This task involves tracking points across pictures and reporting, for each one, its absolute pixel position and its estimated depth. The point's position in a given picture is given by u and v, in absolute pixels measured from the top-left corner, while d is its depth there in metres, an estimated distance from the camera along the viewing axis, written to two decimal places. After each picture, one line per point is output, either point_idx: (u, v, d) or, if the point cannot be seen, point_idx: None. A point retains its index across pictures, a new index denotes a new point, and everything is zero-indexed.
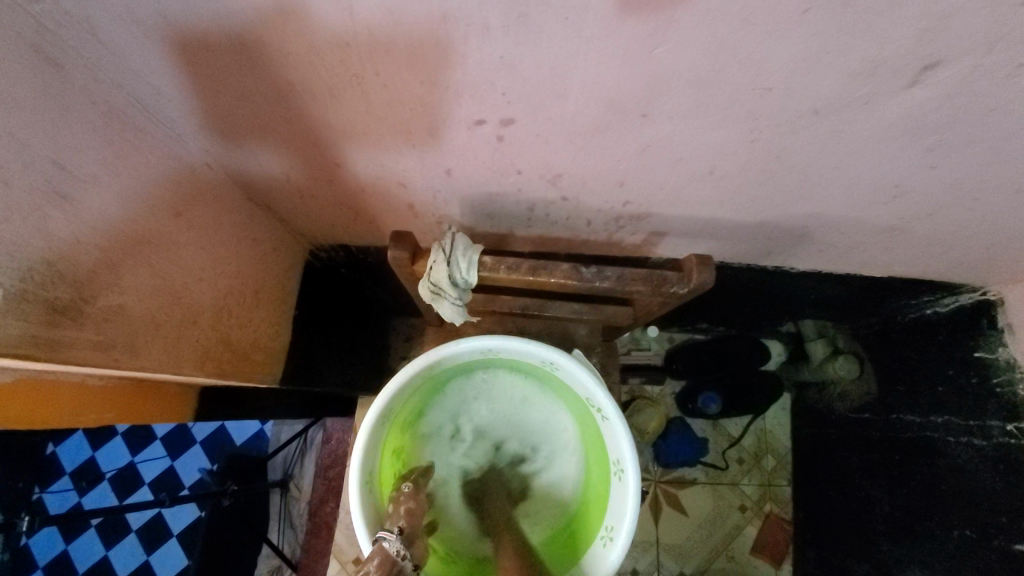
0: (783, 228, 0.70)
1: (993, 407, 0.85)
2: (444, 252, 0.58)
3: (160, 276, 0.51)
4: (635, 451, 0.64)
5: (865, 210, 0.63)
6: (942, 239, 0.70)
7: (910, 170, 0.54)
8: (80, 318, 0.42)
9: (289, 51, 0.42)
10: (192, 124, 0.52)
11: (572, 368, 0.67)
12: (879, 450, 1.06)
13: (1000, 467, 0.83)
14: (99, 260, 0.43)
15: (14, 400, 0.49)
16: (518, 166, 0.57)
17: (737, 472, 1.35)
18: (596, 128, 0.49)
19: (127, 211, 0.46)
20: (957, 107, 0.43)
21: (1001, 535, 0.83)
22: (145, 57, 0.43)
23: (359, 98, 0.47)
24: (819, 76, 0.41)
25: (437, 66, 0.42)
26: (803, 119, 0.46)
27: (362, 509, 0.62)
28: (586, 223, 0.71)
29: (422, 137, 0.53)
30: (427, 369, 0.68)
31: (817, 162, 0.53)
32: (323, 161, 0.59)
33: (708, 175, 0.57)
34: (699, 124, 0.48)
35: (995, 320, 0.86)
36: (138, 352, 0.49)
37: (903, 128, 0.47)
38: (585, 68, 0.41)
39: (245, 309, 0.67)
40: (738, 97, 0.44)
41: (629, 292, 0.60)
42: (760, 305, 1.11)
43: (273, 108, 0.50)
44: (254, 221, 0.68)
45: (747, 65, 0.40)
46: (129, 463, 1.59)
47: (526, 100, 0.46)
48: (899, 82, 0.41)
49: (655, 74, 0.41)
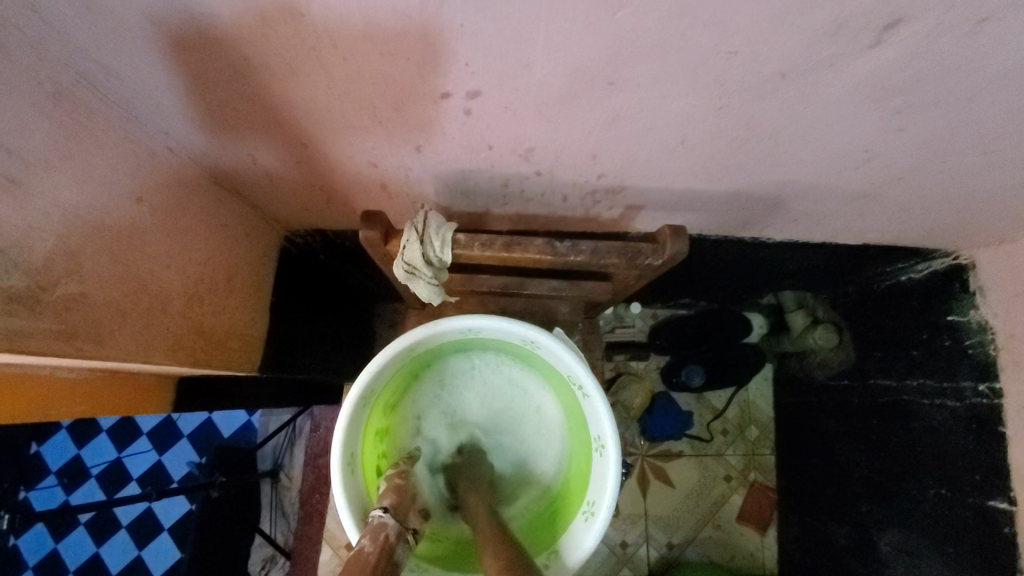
0: (757, 198, 0.71)
1: (966, 367, 0.86)
2: (416, 230, 0.57)
3: (122, 262, 0.49)
4: (615, 427, 0.65)
5: (837, 176, 0.63)
6: (913, 204, 0.70)
7: (879, 134, 0.54)
8: (37, 306, 0.41)
9: (240, 23, 0.40)
10: (149, 105, 0.50)
11: (552, 346, 0.67)
12: (858, 415, 1.08)
13: (974, 427, 0.84)
14: (53, 247, 0.42)
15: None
16: (488, 141, 0.57)
17: (721, 444, 1.38)
18: (564, 98, 0.49)
19: (83, 196, 0.45)
20: (921, 66, 0.43)
21: (976, 493, 0.83)
22: (89, 33, 0.41)
23: (319, 71, 0.46)
24: (783, 38, 0.40)
25: (396, 36, 0.41)
26: (770, 83, 0.46)
27: (344, 493, 0.62)
28: (562, 198, 0.71)
29: (387, 112, 0.51)
30: (406, 351, 0.67)
31: (787, 128, 0.53)
32: (289, 141, 0.57)
33: (679, 144, 0.57)
34: (666, 91, 0.47)
35: (966, 283, 0.87)
36: (102, 341, 0.48)
37: (871, 90, 0.47)
38: (548, 35, 0.41)
39: (217, 297, 0.66)
40: (704, 62, 0.43)
41: (604, 266, 0.60)
42: (739, 278, 1.12)
43: (231, 85, 0.48)
44: (223, 207, 0.66)
45: (710, 28, 0.39)
46: (115, 460, 1.57)
47: (490, 70, 0.45)
48: (863, 42, 0.41)
49: (618, 40, 0.41)
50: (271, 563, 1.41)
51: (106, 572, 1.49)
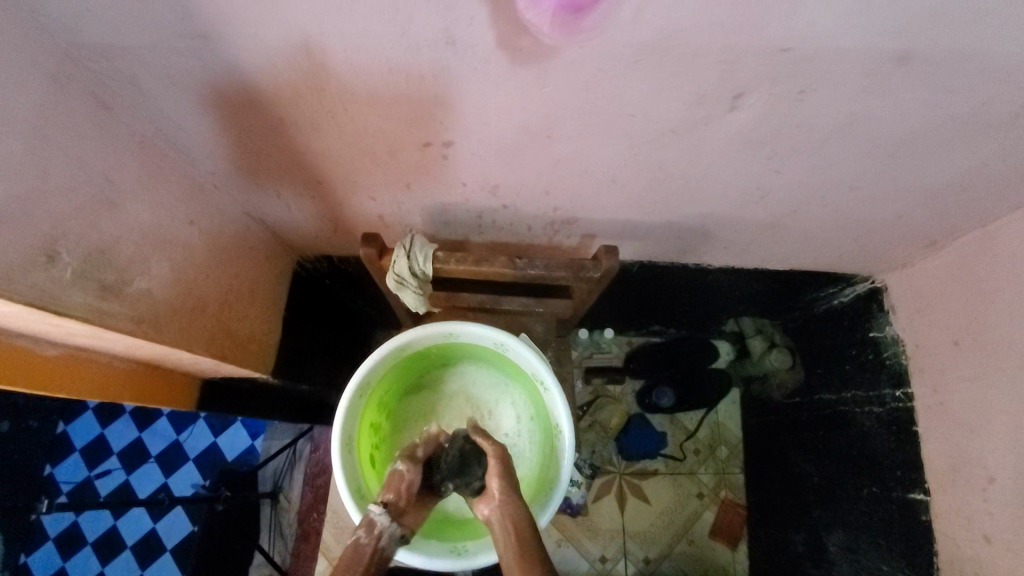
0: (688, 228, 0.86)
1: (886, 376, 0.98)
2: (404, 249, 0.72)
3: (176, 269, 0.64)
4: (569, 414, 0.78)
5: (744, 209, 0.79)
6: (816, 232, 0.85)
7: (763, 175, 0.69)
8: (120, 296, 0.55)
9: (279, 94, 0.57)
10: (202, 152, 0.67)
11: (519, 349, 0.81)
12: (808, 428, 1.19)
13: (894, 429, 0.96)
14: (134, 252, 0.57)
15: (69, 373, 0.63)
16: (462, 180, 0.73)
17: (694, 462, 1.47)
18: (516, 146, 0.65)
19: (154, 217, 0.60)
20: (772, 124, 0.59)
21: (900, 488, 0.93)
22: (170, 101, 0.58)
23: (333, 128, 0.62)
24: (664, 104, 0.57)
25: (390, 103, 0.57)
26: (666, 136, 0.62)
27: (342, 469, 0.74)
28: (527, 228, 0.86)
29: (384, 158, 0.68)
30: (397, 351, 0.81)
31: (691, 170, 0.69)
32: (308, 180, 0.73)
33: (612, 182, 0.72)
34: (591, 142, 0.64)
35: (882, 303, 1.01)
36: (160, 329, 0.62)
37: (743, 141, 0.63)
38: (497, 102, 0.57)
39: (243, 305, 0.80)
40: (613, 120, 0.59)
41: (556, 278, 0.75)
42: (696, 304, 1.26)
43: (267, 138, 0.64)
44: (251, 233, 0.82)
45: (611, 98, 0.56)
46: (124, 482, 1.67)
47: (458, 126, 0.61)
48: (723, 107, 0.57)
49: (549, 106, 0.57)
50: None
51: None
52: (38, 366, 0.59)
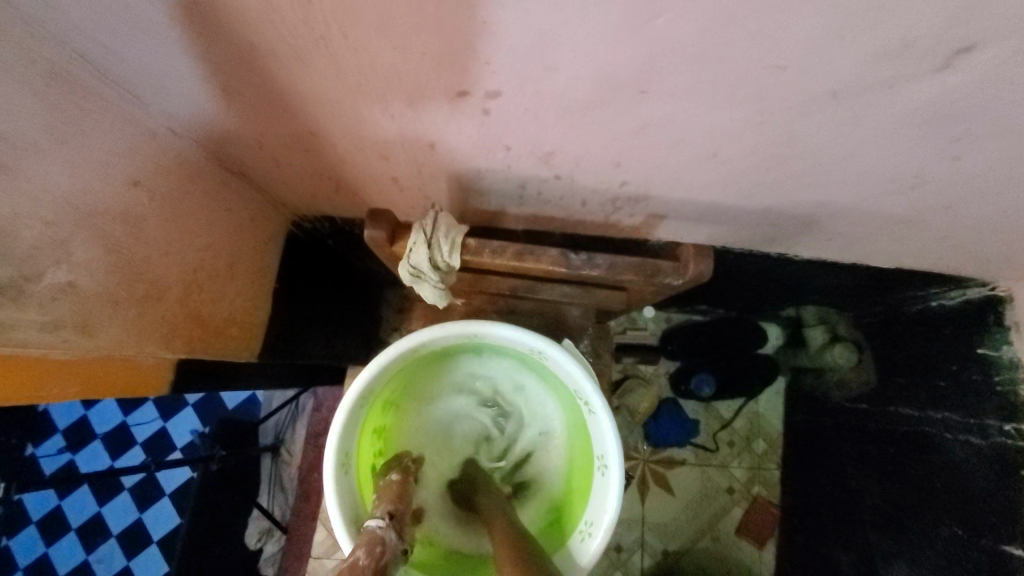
0: (789, 216, 0.66)
1: (993, 405, 0.82)
2: (424, 233, 0.54)
3: (116, 251, 0.47)
4: (620, 448, 0.62)
5: (878, 200, 0.59)
6: (958, 233, 0.66)
7: (932, 162, 0.49)
8: (22, 298, 0.39)
9: (243, 7, 0.37)
10: (150, 86, 0.48)
11: (561, 360, 0.64)
12: (874, 441, 1.04)
13: (996, 468, 0.80)
14: (41, 236, 0.40)
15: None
16: (506, 142, 0.53)
17: (726, 454, 1.33)
18: (590, 104, 0.45)
19: (74, 181, 0.42)
20: (987, 96, 0.39)
21: (990, 535, 0.79)
22: (86, 10, 0.38)
23: (327, 63, 0.43)
24: (840, 55, 0.36)
25: (412, 31, 0.38)
26: (819, 102, 0.42)
27: (335, 492, 0.60)
28: (581, 203, 0.67)
29: (400, 108, 0.48)
30: (410, 352, 0.65)
31: (831, 149, 0.49)
32: (297, 129, 0.54)
33: (711, 157, 0.53)
34: (701, 104, 0.44)
35: (1002, 316, 0.82)
36: (91, 331, 0.46)
37: (927, 117, 0.43)
38: (576, 38, 0.37)
39: (219, 284, 0.64)
40: (748, 75, 0.39)
41: (621, 281, 0.58)
42: (758, 292, 1.07)
43: (235, 72, 0.45)
44: (229, 192, 0.64)
45: (759, 40, 0.36)
46: (121, 424, 1.51)
47: (511, 71, 0.42)
48: (929, 64, 0.37)
49: (653, 48, 0.37)
50: (267, 535, 1.37)
51: (106, 534, 1.43)
52: (33, 364, 0.46)
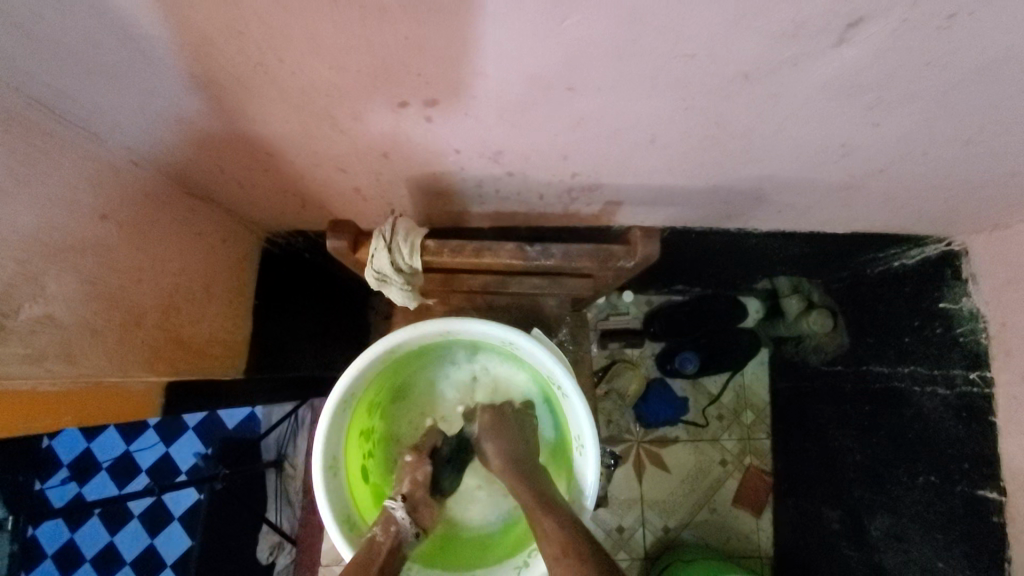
0: (738, 191, 0.69)
1: (957, 356, 0.85)
2: (384, 238, 0.57)
3: (89, 281, 0.50)
4: (594, 428, 0.64)
5: (816, 169, 0.62)
6: (900, 194, 0.69)
7: (855, 129, 0.52)
8: (3, 333, 0.42)
9: (183, 41, 0.39)
10: (109, 122, 0.50)
11: (531, 349, 0.66)
12: (851, 401, 1.08)
13: (964, 415, 0.84)
14: (16, 273, 0.42)
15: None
16: (455, 146, 0.56)
17: (717, 428, 1.36)
18: (525, 103, 0.48)
19: (41, 219, 0.45)
20: (887, 65, 0.42)
21: (965, 481, 0.83)
22: (37, 56, 0.40)
23: (270, 85, 0.45)
24: (743, 39, 0.39)
25: (344, 50, 0.40)
26: (736, 84, 0.45)
27: (326, 495, 0.63)
28: (539, 197, 0.70)
29: (348, 122, 0.51)
30: (386, 354, 0.68)
31: (759, 126, 0.52)
32: (255, 150, 0.56)
33: (650, 144, 0.56)
34: (629, 95, 0.47)
35: (959, 270, 0.85)
36: (72, 359, 0.49)
37: (840, 88, 0.45)
38: (497, 44, 0.40)
39: (197, 305, 0.67)
40: (663, 65, 0.42)
41: (578, 268, 0.61)
42: (731, 268, 1.09)
43: (185, 102, 0.47)
44: (198, 215, 0.66)
45: (666, 33, 0.38)
46: (125, 453, 1.51)
47: (445, 80, 0.44)
48: (826, 41, 0.39)
49: (570, 48, 0.40)
50: (278, 548, 1.40)
51: (121, 562, 1.45)
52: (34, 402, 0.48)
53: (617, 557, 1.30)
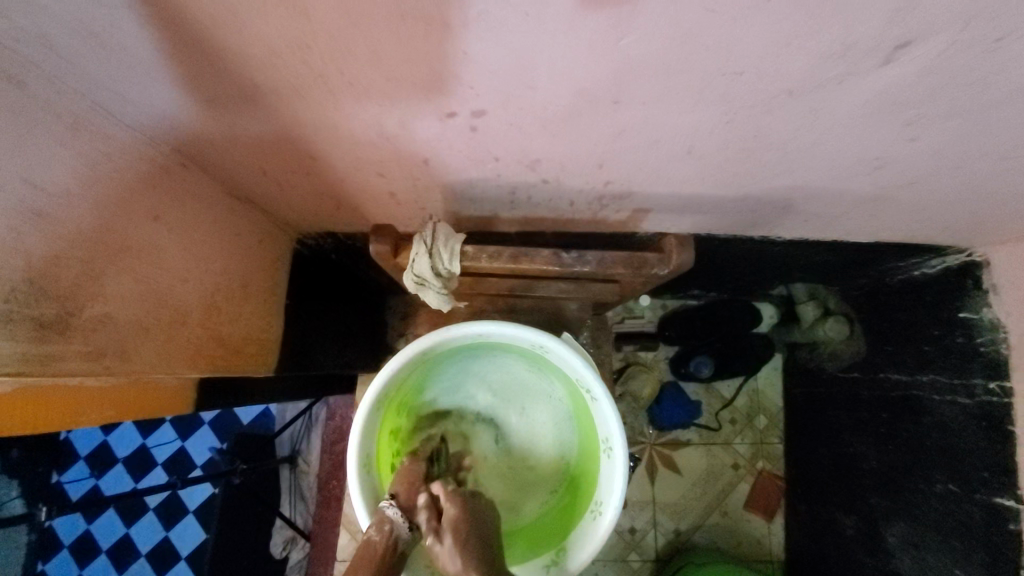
0: (766, 201, 0.70)
1: (977, 365, 0.85)
2: (425, 243, 0.58)
3: (142, 280, 0.51)
4: (623, 431, 0.65)
5: (846, 181, 0.63)
6: (928, 206, 0.69)
7: (890, 144, 0.53)
8: (67, 330, 0.43)
9: (248, 54, 0.41)
10: (163, 126, 0.51)
11: (562, 352, 0.67)
12: (868, 408, 1.08)
13: (984, 424, 0.84)
14: (80, 273, 0.44)
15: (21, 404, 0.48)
16: (495, 154, 0.57)
17: (730, 432, 1.37)
18: (570, 115, 0.49)
19: (102, 221, 0.46)
20: (929, 84, 0.43)
21: (984, 490, 0.83)
22: (106, 64, 0.42)
23: (326, 95, 0.46)
24: (792, 58, 0.40)
25: (401, 62, 0.41)
26: (779, 100, 0.46)
27: (361, 493, 0.64)
28: (569, 203, 0.71)
29: (395, 130, 0.52)
30: (420, 355, 0.69)
31: (796, 139, 0.53)
32: (299, 155, 0.58)
33: (687, 154, 0.57)
34: (672, 108, 0.48)
35: (979, 280, 0.86)
36: (128, 358, 0.50)
37: (880, 104, 0.46)
38: (552, 59, 0.41)
39: (234, 304, 0.68)
40: (709, 81, 0.43)
41: (611, 274, 0.62)
42: (750, 274, 1.10)
43: (238, 107, 0.49)
44: (236, 216, 0.67)
45: (716, 51, 0.39)
46: (142, 446, 1.53)
47: (496, 92, 0.45)
48: (872, 60, 0.40)
49: (623, 63, 0.41)
50: (292, 543, 1.40)
51: (137, 554, 1.47)
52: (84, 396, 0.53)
53: (629, 559, 1.31)
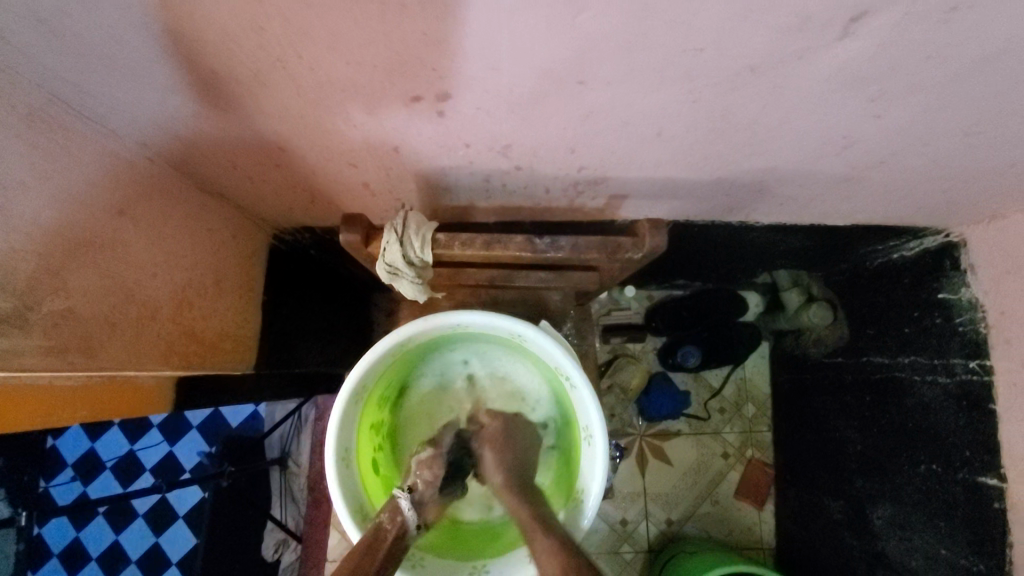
0: (741, 184, 0.70)
1: (957, 345, 0.86)
2: (396, 232, 0.58)
3: (107, 275, 0.50)
4: (602, 417, 0.65)
5: (818, 161, 0.63)
6: (902, 186, 0.70)
7: (857, 121, 0.53)
8: (26, 325, 0.42)
9: (203, 39, 0.40)
10: (125, 118, 0.51)
11: (539, 340, 0.67)
12: (851, 392, 1.09)
13: (965, 404, 0.84)
14: (38, 267, 0.43)
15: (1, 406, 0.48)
16: (464, 140, 0.57)
17: (719, 421, 1.37)
18: (536, 97, 0.49)
19: (62, 213, 0.45)
20: (890, 57, 0.43)
21: (967, 469, 0.83)
22: (61, 54, 0.41)
23: (287, 81, 0.46)
24: (750, 33, 0.40)
25: (360, 44, 0.41)
26: (742, 77, 0.46)
27: (340, 490, 0.63)
28: (545, 190, 0.71)
29: (361, 117, 0.52)
30: (397, 347, 0.69)
31: (763, 118, 0.53)
32: (267, 147, 0.57)
33: (657, 136, 0.57)
34: (637, 87, 0.47)
35: (957, 261, 0.86)
36: (93, 353, 0.50)
37: (844, 80, 0.46)
38: (511, 38, 0.41)
39: (208, 301, 0.67)
40: (671, 59, 0.43)
41: (586, 260, 0.62)
42: (731, 262, 1.10)
43: (199, 97, 0.48)
44: (208, 211, 0.67)
45: (674, 27, 0.39)
46: (129, 451, 1.50)
47: (458, 74, 0.45)
48: (832, 33, 0.40)
49: (582, 41, 0.41)
50: (283, 546, 1.40)
51: (126, 561, 1.46)
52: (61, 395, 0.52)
53: (621, 550, 1.31)
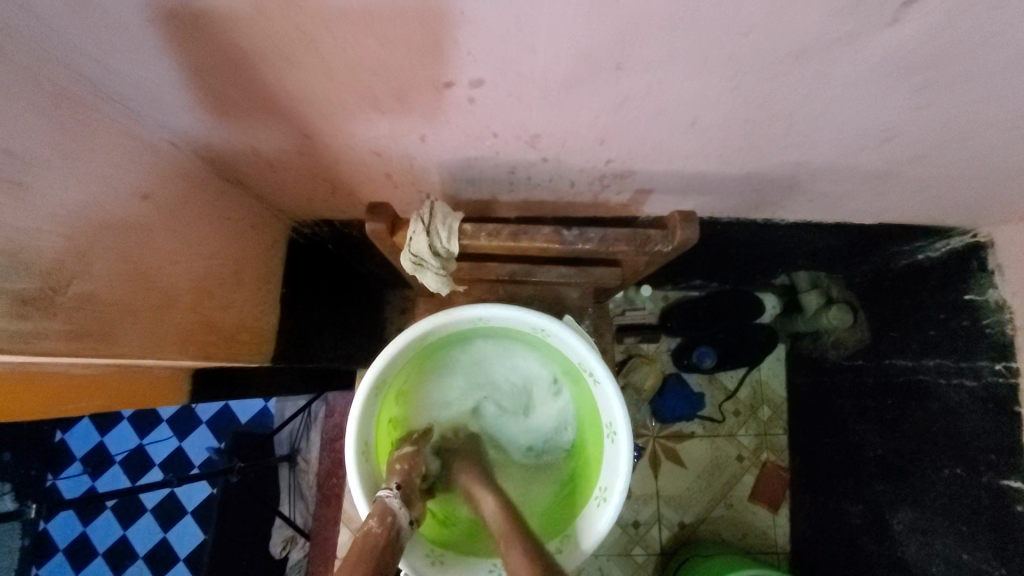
0: (770, 179, 0.69)
1: (983, 347, 0.84)
2: (423, 221, 0.57)
3: (130, 260, 0.50)
4: (627, 414, 0.64)
5: (852, 155, 0.61)
6: (936, 182, 0.68)
7: (897, 112, 0.52)
8: (49, 308, 0.42)
9: (236, 18, 0.39)
10: (150, 102, 0.50)
11: (563, 335, 0.66)
12: (873, 395, 1.07)
13: (990, 407, 0.82)
14: (63, 249, 0.42)
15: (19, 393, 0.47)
16: (493, 129, 0.56)
17: (733, 424, 1.35)
18: (570, 83, 0.48)
19: (87, 196, 0.45)
20: (940, 43, 0.42)
21: (991, 473, 0.82)
22: (91, 33, 0.41)
23: (317, 64, 0.45)
24: (796, 16, 0.39)
25: (394, 24, 0.40)
26: (784, 63, 0.44)
27: (359, 482, 0.62)
28: (570, 183, 0.70)
29: (390, 103, 0.51)
30: (419, 339, 0.67)
31: (801, 109, 0.52)
32: (292, 134, 0.57)
33: (690, 126, 0.55)
34: (674, 73, 0.46)
35: (985, 262, 0.84)
36: (114, 339, 0.49)
37: (888, 68, 0.45)
38: (550, 19, 0.39)
39: (227, 291, 0.66)
40: (713, 43, 0.42)
41: (613, 254, 0.61)
42: (751, 262, 1.08)
43: (227, 80, 0.47)
44: (228, 200, 0.66)
45: (719, 9, 0.38)
46: (138, 445, 1.50)
47: (492, 57, 0.44)
48: (882, 17, 0.39)
49: (622, 23, 0.40)
50: (291, 543, 1.35)
51: (134, 556, 1.45)
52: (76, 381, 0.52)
53: (632, 553, 1.30)
